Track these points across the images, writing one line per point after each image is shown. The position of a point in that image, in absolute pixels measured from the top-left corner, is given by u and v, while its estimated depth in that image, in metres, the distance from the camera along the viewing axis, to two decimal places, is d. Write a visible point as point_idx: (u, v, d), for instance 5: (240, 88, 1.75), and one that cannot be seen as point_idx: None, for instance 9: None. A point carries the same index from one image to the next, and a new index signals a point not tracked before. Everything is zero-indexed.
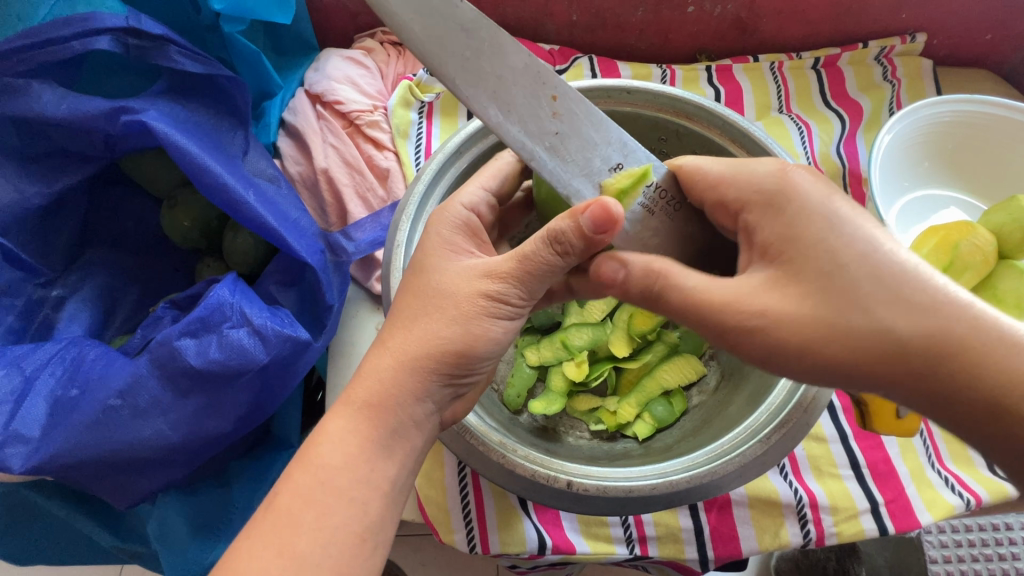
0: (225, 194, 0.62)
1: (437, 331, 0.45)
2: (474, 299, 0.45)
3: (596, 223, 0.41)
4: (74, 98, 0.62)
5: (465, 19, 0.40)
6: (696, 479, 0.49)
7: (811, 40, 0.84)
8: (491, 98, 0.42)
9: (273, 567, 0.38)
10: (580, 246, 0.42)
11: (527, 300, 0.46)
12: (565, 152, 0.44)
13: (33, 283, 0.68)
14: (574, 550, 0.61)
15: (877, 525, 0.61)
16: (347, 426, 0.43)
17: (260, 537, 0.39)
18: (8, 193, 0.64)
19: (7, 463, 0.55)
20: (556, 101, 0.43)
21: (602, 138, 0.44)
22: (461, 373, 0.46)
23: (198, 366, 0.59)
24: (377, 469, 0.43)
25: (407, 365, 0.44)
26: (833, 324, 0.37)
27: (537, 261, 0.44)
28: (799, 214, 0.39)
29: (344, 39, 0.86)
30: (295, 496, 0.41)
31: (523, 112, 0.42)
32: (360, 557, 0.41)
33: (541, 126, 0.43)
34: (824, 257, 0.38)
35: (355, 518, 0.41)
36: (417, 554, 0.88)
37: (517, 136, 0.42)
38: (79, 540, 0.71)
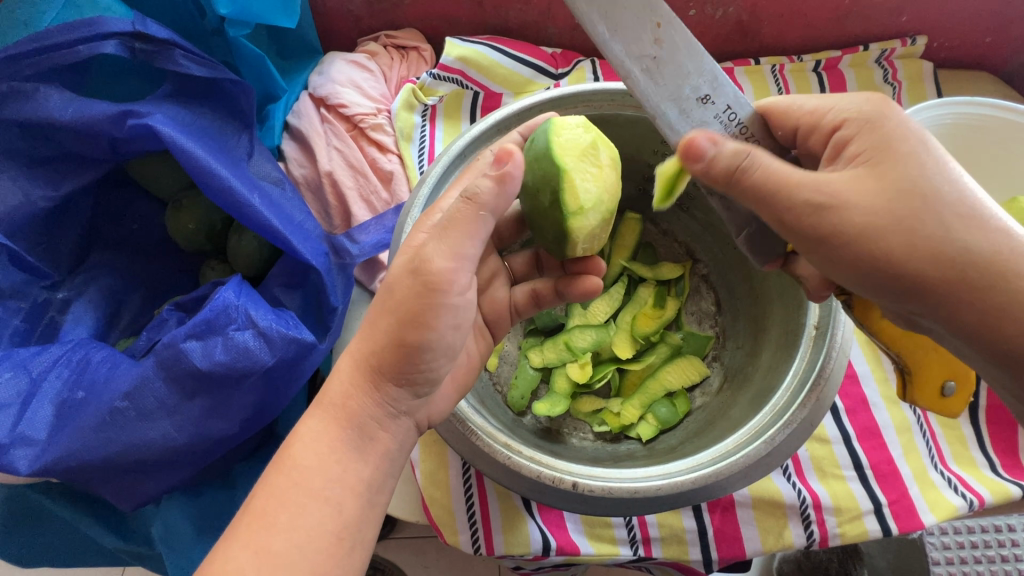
0: (231, 197, 0.63)
1: (379, 329, 0.44)
2: (404, 282, 0.43)
3: (498, 166, 0.43)
4: (81, 102, 0.63)
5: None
6: (700, 481, 0.49)
7: (811, 43, 0.84)
8: (598, 14, 0.40)
9: (248, 566, 0.39)
10: (488, 189, 0.42)
11: (455, 261, 0.43)
12: (659, 77, 0.42)
13: (39, 286, 0.68)
14: (577, 551, 0.61)
15: (880, 527, 0.61)
16: (317, 428, 0.44)
17: (237, 539, 0.40)
18: (14, 196, 0.64)
19: (14, 465, 0.56)
20: (660, 29, 0.41)
21: (698, 67, 0.42)
22: (414, 370, 0.44)
23: (204, 368, 0.59)
24: (350, 469, 0.43)
25: (413, 368, 0.44)
26: (895, 223, 0.38)
27: (457, 218, 0.43)
28: (892, 132, 0.39)
29: (347, 42, 0.87)
30: (267, 496, 0.41)
31: (628, 33, 0.41)
32: (335, 558, 0.41)
33: (642, 48, 0.41)
34: (913, 173, 0.38)
35: (330, 517, 0.41)
36: (419, 556, 0.88)
37: (619, 55, 0.41)
38: (84, 543, 0.71)
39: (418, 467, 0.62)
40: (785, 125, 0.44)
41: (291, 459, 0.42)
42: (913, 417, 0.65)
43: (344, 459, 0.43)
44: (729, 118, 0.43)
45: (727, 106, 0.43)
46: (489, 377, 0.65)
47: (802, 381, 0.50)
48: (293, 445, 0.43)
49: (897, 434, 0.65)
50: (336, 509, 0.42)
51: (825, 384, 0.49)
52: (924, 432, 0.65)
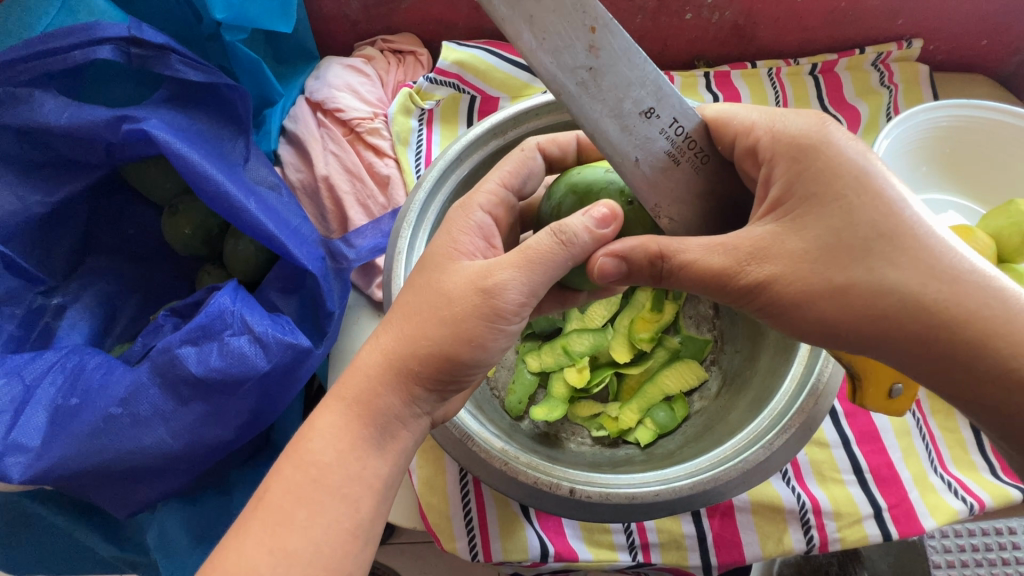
0: (226, 203, 0.63)
1: (424, 331, 0.43)
2: (467, 297, 0.42)
3: (599, 220, 0.43)
4: (76, 107, 0.63)
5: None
6: (698, 486, 0.49)
7: (807, 47, 0.84)
8: (523, 20, 0.34)
9: (263, 564, 0.38)
10: (586, 242, 0.43)
11: (526, 298, 0.43)
12: (596, 90, 0.38)
13: (34, 291, 0.68)
14: (576, 558, 0.60)
15: (880, 531, 0.61)
16: (339, 422, 0.43)
17: (249, 534, 0.40)
18: (9, 203, 0.64)
19: (7, 472, 0.55)
20: (595, 34, 0.36)
21: (640, 77, 0.38)
22: (451, 378, 0.44)
23: (199, 373, 0.59)
24: (370, 467, 0.43)
25: (420, 373, 0.43)
26: (826, 288, 0.38)
27: (541, 250, 0.42)
28: (823, 172, 0.39)
29: (345, 47, 0.87)
30: (286, 491, 0.41)
31: (558, 41, 0.35)
32: (351, 553, 0.41)
33: (578, 57, 0.36)
34: (840, 222, 0.38)
35: (348, 514, 0.41)
36: (418, 562, 0.87)
37: (551, 70, 0.36)
38: (78, 552, 0.70)
39: (415, 473, 0.61)
40: (723, 141, 0.43)
41: (312, 453, 0.42)
42: (912, 421, 0.65)
43: (364, 458, 0.43)
44: (674, 131, 0.42)
45: (672, 119, 0.41)
46: (487, 383, 0.65)
47: (801, 386, 0.50)
48: (310, 442, 0.43)
49: (896, 437, 0.65)
50: (352, 509, 0.41)
51: (823, 387, 0.50)
52: (923, 435, 0.65)
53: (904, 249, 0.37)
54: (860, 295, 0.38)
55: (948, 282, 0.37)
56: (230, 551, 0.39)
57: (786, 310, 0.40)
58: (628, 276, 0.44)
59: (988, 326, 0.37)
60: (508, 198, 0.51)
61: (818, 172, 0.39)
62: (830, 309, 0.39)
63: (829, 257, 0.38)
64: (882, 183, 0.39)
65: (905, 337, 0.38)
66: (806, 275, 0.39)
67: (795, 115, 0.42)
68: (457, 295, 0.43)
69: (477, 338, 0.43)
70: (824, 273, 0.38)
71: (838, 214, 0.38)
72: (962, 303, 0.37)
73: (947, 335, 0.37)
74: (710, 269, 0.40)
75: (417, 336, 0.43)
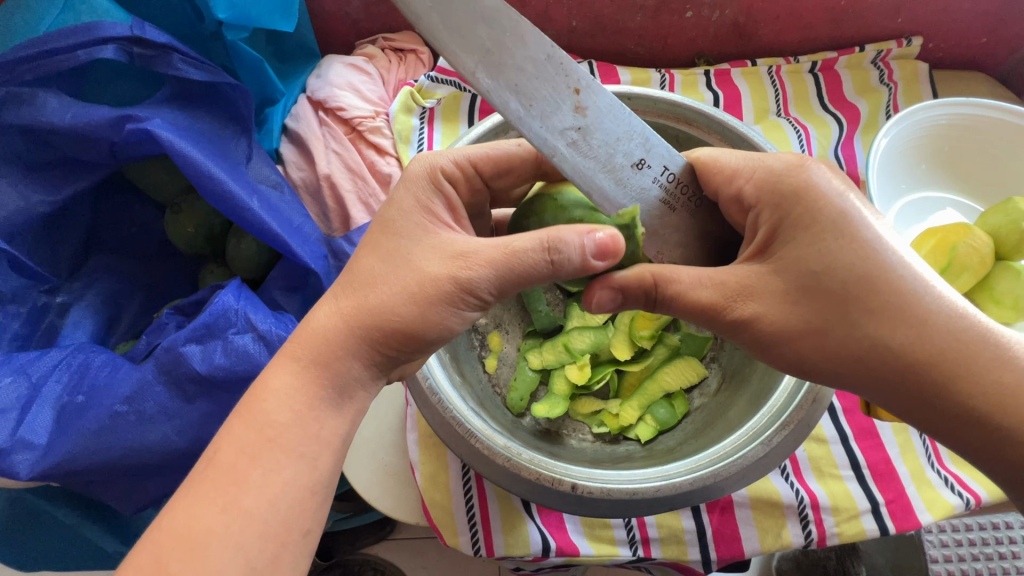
0: (231, 203, 0.63)
1: (393, 304, 0.42)
2: (439, 281, 0.42)
3: (599, 250, 0.41)
4: (80, 107, 0.63)
5: (485, 6, 0.35)
6: (699, 482, 0.49)
7: (807, 45, 0.85)
8: (509, 89, 0.36)
9: (216, 524, 0.37)
10: (574, 269, 0.41)
11: (495, 296, 0.44)
12: (587, 148, 0.39)
13: (38, 290, 0.69)
14: (577, 552, 0.61)
15: (878, 525, 0.61)
16: (293, 383, 0.42)
17: (199, 495, 0.38)
18: (14, 201, 0.64)
19: (14, 469, 0.56)
20: (579, 94, 0.38)
21: (627, 130, 0.40)
22: (409, 350, 0.44)
23: (204, 371, 0.60)
24: (327, 425, 0.42)
25: (378, 340, 0.42)
26: (807, 331, 0.39)
27: (526, 262, 0.41)
28: (804, 216, 0.39)
29: (345, 46, 0.87)
30: (236, 453, 0.39)
31: (545, 105, 0.37)
32: (308, 510, 0.40)
33: (565, 119, 0.38)
34: (819, 265, 0.39)
35: (305, 471, 0.40)
36: (418, 557, 0.89)
37: (540, 132, 0.37)
38: (84, 548, 0.71)
39: (418, 469, 0.62)
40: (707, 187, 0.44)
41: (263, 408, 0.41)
42: None
43: (320, 418, 0.42)
44: (666, 178, 0.43)
45: (663, 166, 0.42)
46: (488, 379, 0.66)
47: (799, 383, 0.51)
48: (264, 402, 0.41)
49: (894, 433, 0.65)
50: (309, 467, 0.41)
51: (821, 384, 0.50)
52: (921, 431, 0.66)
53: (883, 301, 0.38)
54: (839, 336, 0.39)
55: (915, 326, 0.37)
56: (183, 510, 0.38)
57: (770, 346, 0.41)
58: (624, 305, 0.43)
59: (955, 365, 0.37)
60: (473, 177, 0.50)
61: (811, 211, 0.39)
62: (807, 349, 0.40)
63: (809, 293, 0.39)
64: (857, 224, 0.39)
65: (869, 378, 0.39)
66: (791, 318, 0.39)
67: (771, 155, 0.43)
68: (430, 273, 0.42)
69: (442, 321, 0.43)
70: (796, 312, 0.39)
71: (816, 255, 0.39)
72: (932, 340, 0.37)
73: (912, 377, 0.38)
74: (698, 303, 0.41)
75: (382, 309, 0.42)
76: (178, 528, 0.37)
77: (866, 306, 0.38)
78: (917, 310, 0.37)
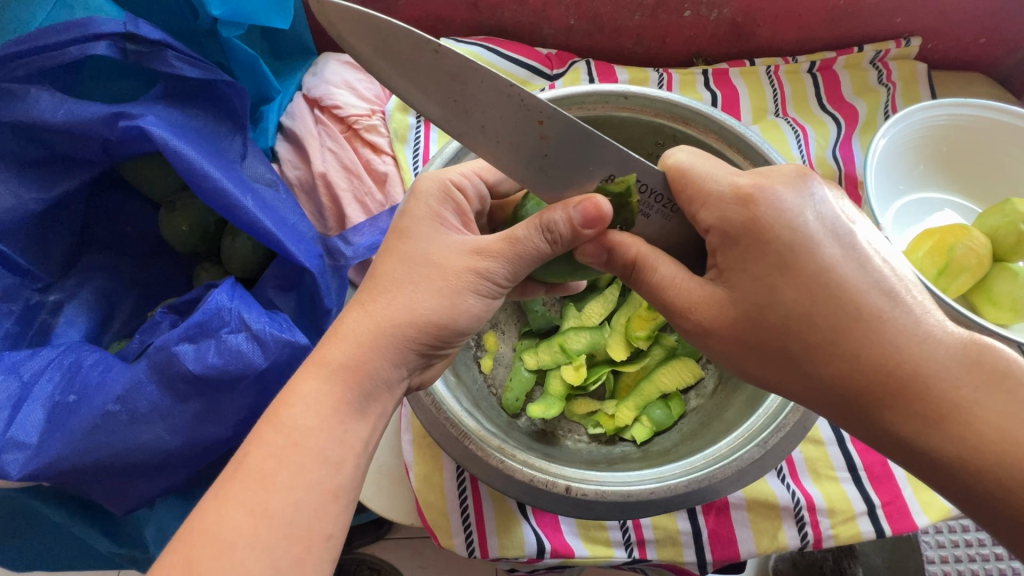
0: (223, 200, 0.63)
1: (424, 300, 0.43)
2: (462, 273, 0.44)
3: (586, 219, 0.40)
4: (73, 104, 0.62)
5: (449, 62, 0.36)
6: (694, 484, 0.49)
7: (806, 45, 0.84)
8: (477, 132, 0.38)
9: (244, 524, 0.36)
10: (569, 238, 0.42)
11: (510, 282, 0.45)
12: (554, 170, 0.40)
13: (30, 288, 0.68)
14: (572, 553, 0.61)
15: (874, 528, 0.61)
16: (323, 388, 0.41)
17: (230, 494, 0.37)
18: (7, 199, 0.64)
19: (5, 469, 0.55)
20: (545, 125, 0.38)
21: (597, 151, 0.40)
22: (442, 343, 0.46)
23: (197, 371, 0.60)
24: (350, 429, 0.41)
25: (411, 338, 0.43)
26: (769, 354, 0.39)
27: (527, 245, 0.43)
28: (756, 244, 0.38)
29: (341, 43, 0.86)
30: (265, 456, 0.38)
31: (512, 141, 0.39)
32: (331, 514, 0.39)
33: (531, 150, 0.39)
34: (761, 300, 0.38)
35: (328, 476, 0.39)
36: (414, 557, 0.89)
37: (509, 164, 0.40)
38: (79, 546, 0.71)
39: (412, 469, 0.62)
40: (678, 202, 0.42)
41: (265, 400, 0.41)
42: None
43: (345, 422, 0.41)
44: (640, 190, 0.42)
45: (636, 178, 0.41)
46: (484, 380, 0.65)
47: None
48: (290, 407, 0.40)
49: None
50: (334, 470, 0.40)
51: None
52: None
53: (816, 335, 0.37)
54: (781, 361, 0.39)
55: (848, 360, 0.36)
56: (209, 514, 0.36)
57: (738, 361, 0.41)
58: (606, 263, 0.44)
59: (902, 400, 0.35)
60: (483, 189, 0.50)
61: (763, 245, 0.38)
62: (766, 359, 0.40)
63: (751, 325, 0.39)
64: (807, 251, 0.37)
65: (809, 397, 0.39)
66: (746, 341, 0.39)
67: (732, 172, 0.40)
68: (453, 268, 0.44)
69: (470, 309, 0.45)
70: (738, 336, 0.40)
71: (759, 292, 0.38)
72: (866, 377, 0.36)
73: (849, 401, 0.37)
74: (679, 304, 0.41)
75: (414, 307, 0.43)
76: (206, 531, 0.36)
77: (802, 342, 0.37)
78: (849, 343, 0.36)
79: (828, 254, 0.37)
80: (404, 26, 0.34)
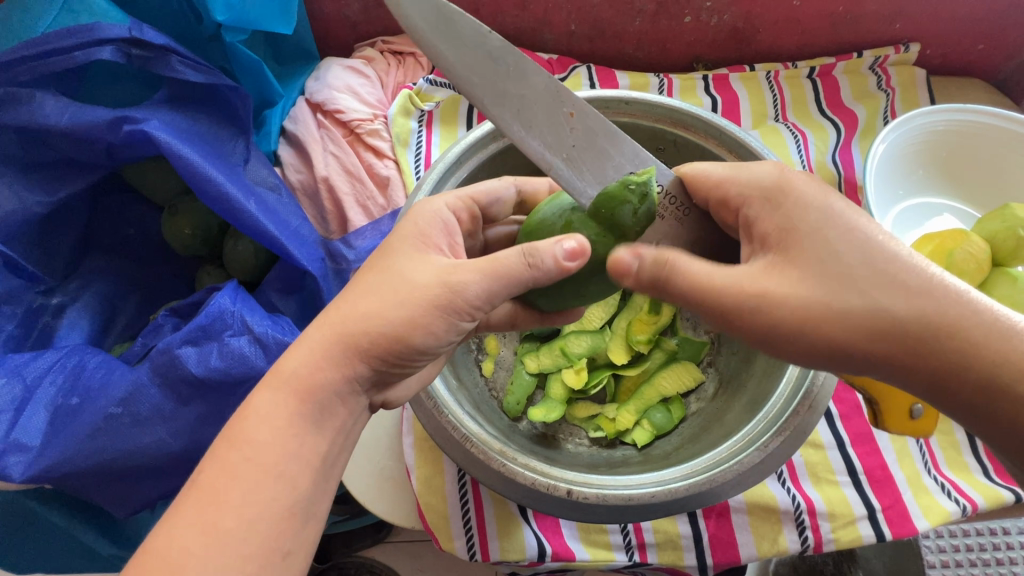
0: (226, 203, 0.63)
1: (382, 310, 0.42)
2: (431, 288, 0.42)
3: (571, 253, 0.41)
4: (77, 108, 0.63)
5: (495, 48, 0.42)
6: (694, 488, 0.49)
7: (806, 50, 0.84)
8: (513, 114, 0.42)
9: (194, 544, 0.35)
10: (553, 274, 0.42)
11: (485, 304, 0.44)
12: (579, 163, 0.43)
13: (33, 291, 0.69)
14: (573, 557, 0.61)
15: (874, 532, 0.61)
16: (277, 404, 0.40)
17: (183, 514, 0.36)
18: (10, 203, 0.64)
19: (8, 472, 0.55)
20: (575, 117, 0.43)
21: (618, 147, 0.44)
22: (399, 363, 0.43)
23: (199, 374, 0.60)
24: (306, 444, 0.40)
25: (368, 350, 0.41)
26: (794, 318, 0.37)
27: (506, 269, 0.42)
28: (792, 216, 0.39)
29: (344, 48, 0.87)
30: (217, 471, 0.37)
31: (543, 127, 0.43)
32: (288, 531, 0.38)
33: (560, 138, 0.43)
34: (818, 271, 0.37)
35: (284, 494, 0.38)
36: (414, 561, 0.89)
37: (540, 149, 0.43)
38: (81, 549, 0.71)
39: (414, 472, 0.62)
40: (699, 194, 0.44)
41: (255, 404, 0.40)
42: None
43: (300, 436, 0.40)
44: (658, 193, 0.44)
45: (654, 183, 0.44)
46: (485, 384, 0.65)
47: (796, 388, 0.51)
48: (244, 424, 0.39)
49: (891, 439, 0.65)
50: (289, 488, 0.38)
51: (818, 391, 0.50)
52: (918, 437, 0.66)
53: (839, 307, 0.36)
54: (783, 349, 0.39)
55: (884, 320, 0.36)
56: (166, 535, 0.35)
57: None
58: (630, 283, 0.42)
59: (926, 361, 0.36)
60: (474, 209, 0.51)
61: (797, 217, 0.39)
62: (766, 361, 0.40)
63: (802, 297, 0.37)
64: (829, 230, 0.38)
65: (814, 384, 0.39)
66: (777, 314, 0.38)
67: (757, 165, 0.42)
68: (422, 283, 0.42)
69: (430, 327, 0.42)
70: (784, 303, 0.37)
71: (815, 263, 0.37)
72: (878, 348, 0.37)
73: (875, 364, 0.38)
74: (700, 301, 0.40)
75: (373, 316, 0.41)
76: (164, 553, 0.35)
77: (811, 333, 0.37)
78: (856, 329, 0.36)
79: (852, 228, 0.38)
80: (462, 15, 0.41)
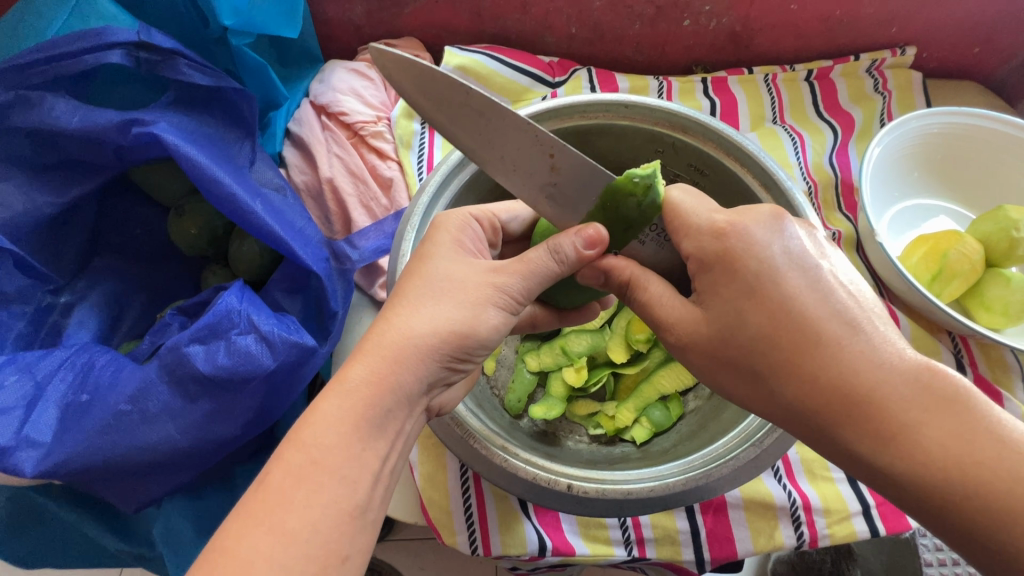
0: (233, 205, 0.64)
1: (446, 313, 0.44)
2: (483, 286, 0.45)
3: (589, 243, 0.44)
4: (87, 110, 0.64)
5: (478, 104, 0.42)
6: (691, 483, 0.50)
7: (803, 54, 0.86)
8: (497, 160, 0.44)
9: (262, 544, 0.35)
10: (576, 262, 0.45)
11: (523, 300, 0.47)
12: (562, 196, 0.46)
13: (43, 290, 0.70)
14: (573, 552, 0.62)
15: (868, 527, 0.62)
16: (343, 406, 0.40)
17: (249, 515, 0.35)
18: (20, 203, 0.65)
19: (19, 466, 0.56)
20: (555, 157, 0.44)
21: (598, 180, 0.45)
22: (463, 358, 0.45)
23: (207, 371, 0.61)
24: (370, 449, 0.40)
25: (435, 348, 0.43)
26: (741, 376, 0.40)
27: (537, 265, 0.45)
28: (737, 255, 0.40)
29: (346, 50, 0.88)
30: (285, 474, 0.37)
31: (526, 168, 0.45)
32: (346, 534, 0.37)
33: (542, 178, 0.45)
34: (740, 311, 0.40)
35: (347, 494, 0.38)
36: (416, 558, 0.90)
37: (522, 188, 0.45)
38: (89, 545, 0.73)
39: (417, 469, 0.63)
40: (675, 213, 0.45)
41: (323, 411, 0.40)
42: None
43: (365, 440, 0.40)
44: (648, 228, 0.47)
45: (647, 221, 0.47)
46: (487, 381, 0.67)
47: None
48: (311, 427, 0.39)
49: None
50: (350, 490, 0.38)
51: None
52: None
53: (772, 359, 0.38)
54: (749, 372, 0.40)
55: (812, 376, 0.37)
56: (230, 534, 0.35)
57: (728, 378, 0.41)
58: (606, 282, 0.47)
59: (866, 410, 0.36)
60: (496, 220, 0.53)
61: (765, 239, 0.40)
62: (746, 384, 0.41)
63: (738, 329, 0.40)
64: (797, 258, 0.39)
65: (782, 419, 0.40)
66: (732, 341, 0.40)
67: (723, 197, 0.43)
68: (473, 283, 0.45)
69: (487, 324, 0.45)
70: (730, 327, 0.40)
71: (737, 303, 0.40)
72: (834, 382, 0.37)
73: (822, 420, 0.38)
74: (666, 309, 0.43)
75: (442, 324, 0.43)
76: (227, 548, 0.34)
77: (766, 356, 0.39)
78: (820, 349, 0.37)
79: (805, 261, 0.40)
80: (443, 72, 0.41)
